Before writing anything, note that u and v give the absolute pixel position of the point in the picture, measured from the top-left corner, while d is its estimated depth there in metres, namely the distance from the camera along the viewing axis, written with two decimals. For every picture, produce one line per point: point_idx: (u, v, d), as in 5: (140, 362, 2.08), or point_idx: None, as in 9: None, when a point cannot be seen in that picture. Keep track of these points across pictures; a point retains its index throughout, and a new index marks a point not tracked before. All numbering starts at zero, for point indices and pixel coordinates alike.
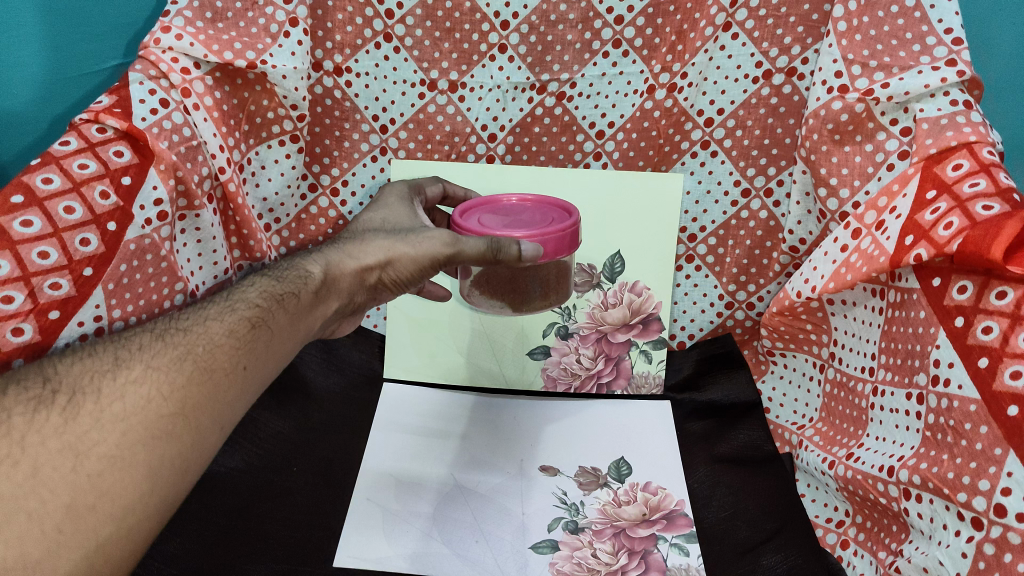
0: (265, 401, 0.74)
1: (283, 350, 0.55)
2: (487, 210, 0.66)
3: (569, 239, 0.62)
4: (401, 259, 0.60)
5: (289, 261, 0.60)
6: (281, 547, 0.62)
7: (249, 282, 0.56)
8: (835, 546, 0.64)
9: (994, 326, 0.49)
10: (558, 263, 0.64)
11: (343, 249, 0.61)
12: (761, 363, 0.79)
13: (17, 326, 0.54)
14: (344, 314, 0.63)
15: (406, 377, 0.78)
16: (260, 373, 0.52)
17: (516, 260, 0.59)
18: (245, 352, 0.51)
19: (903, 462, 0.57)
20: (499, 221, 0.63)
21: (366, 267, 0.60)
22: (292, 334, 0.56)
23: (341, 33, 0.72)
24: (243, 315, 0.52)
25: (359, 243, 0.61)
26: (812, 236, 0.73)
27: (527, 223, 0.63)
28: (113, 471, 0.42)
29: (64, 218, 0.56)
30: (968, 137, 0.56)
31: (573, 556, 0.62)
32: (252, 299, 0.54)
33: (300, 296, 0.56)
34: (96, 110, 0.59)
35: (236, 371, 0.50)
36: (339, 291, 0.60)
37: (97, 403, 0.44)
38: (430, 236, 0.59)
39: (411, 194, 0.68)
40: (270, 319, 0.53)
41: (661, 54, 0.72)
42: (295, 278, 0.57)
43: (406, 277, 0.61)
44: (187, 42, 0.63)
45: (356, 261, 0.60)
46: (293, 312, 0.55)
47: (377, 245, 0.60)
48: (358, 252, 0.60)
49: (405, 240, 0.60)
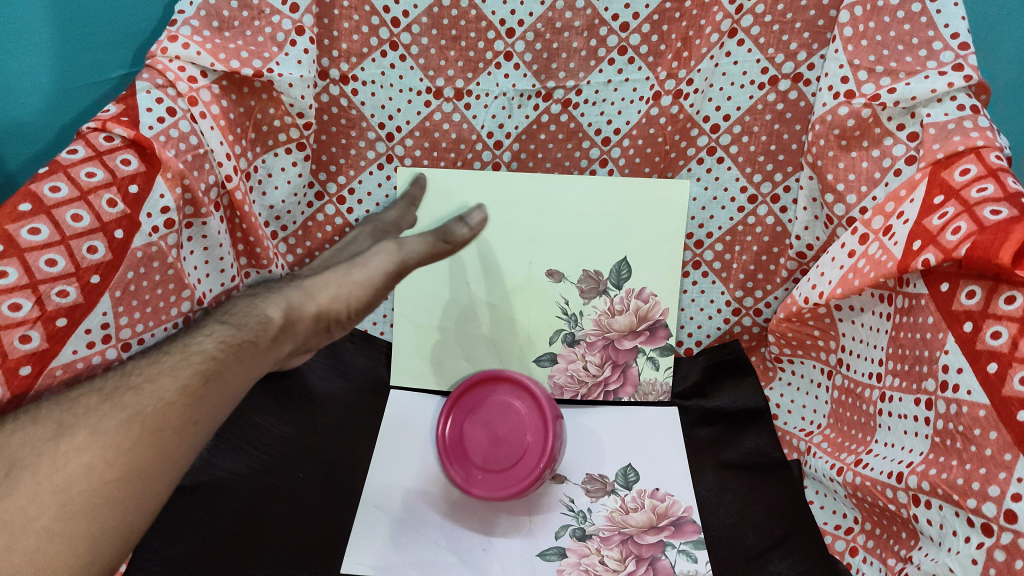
0: (266, 403, 0.71)
1: (235, 398, 0.58)
2: (493, 395, 0.70)
3: (515, 477, 0.64)
4: (354, 293, 0.65)
5: (248, 301, 0.63)
6: (283, 553, 0.63)
7: (207, 329, 0.59)
8: (843, 553, 0.64)
9: (1003, 330, 0.49)
10: (525, 479, 0.65)
11: (301, 287, 0.65)
12: (769, 370, 0.78)
13: (24, 333, 0.54)
14: (303, 350, 0.67)
15: (413, 385, 0.77)
16: (216, 418, 0.56)
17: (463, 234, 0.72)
18: (201, 403, 0.54)
19: (912, 468, 0.57)
20: (465, 451, 0.68)
21: (319, 309, 0.64)
22: (247, 379, 0.59)
23: (347, 42, 0.73)
24: (195, 368, 0.55)
25: (315, 284, 0.65)
26: (819, 242, 0.73)
27: (504, 440, 0.67)
28: (52, 544, 0.46)
29: (71, 226, 0.56)
30: (976, 142, 0.57)
31: (581, 563, 0.63)
32: (209, 349, 0.57)
33: (258, 340, 0.60)
34: (104, 119, 0.60)
35: (186, 428, 0.53)
36: (297, 333, 0.64)
37: (38, 476, 0.47)
38: (379, 259, 0.67)
39: (383, 229, 0.74)
40: (224, 370, 0.57)
41: (666, 61, 0.73)
42: (254, 326, 0.60)
43: (362, 306, 0.66)
44: (194, 51, 0.64)
45: (313, 305, 0.64)
46: (248, 362, 0.59)
47: (332, 288, 0.65)
48: (314, 295, 0.64)
49: (356, 280, 0.66)
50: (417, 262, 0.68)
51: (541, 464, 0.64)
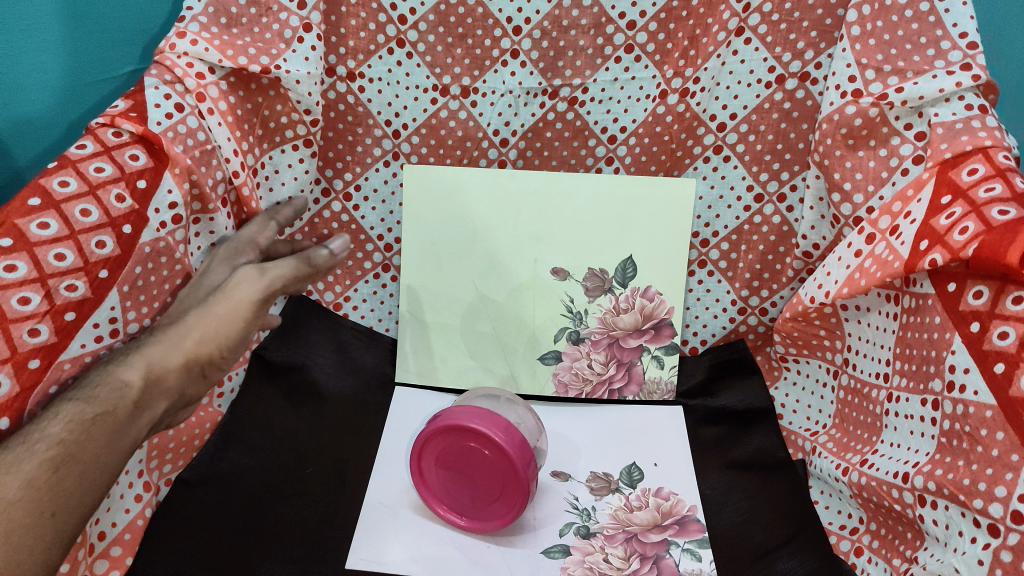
0: (277, 402, 0.74)
1: (101, 476, 0.51)
2: (451, 436, 0.62)
3: (493, 516, 0.63)
4: (225, 333, 0.58)
5: (99, 368, 0.54)
6: (294, 547, 0.62)
7: (49, 410, 0.50)
8: (849, 553, 0.63)
9: (1010, 331, 0.49)
10: (502, 515, 0.62)
11: (163, 339, 0.56)
12: (774, 369, 0.78)
13: (33, 328, 0.52)
14: (182, 404, 0.60)
15: (419, 381, 0.78)
16: (77, 507, 0.49)
17: (329, 259, 0.64)
18: (52, 495, 0.47)
19: (918, 468, 0.57)
20: (457, 502, 0.64)
21: (189, 359, 0.57)
22: (112, 454, 0.52)
23: (354, 39, 0.73)
24: (43, 457, 0.47)
25: (177, 333, 0.57)
26: (826, 241, 0.72)
27: (473, 482, 0.62)
28: None
29: (80, 221, 0.56)
30: (984, 141, 0.57)
31: (584, 561, 0.62)
32: (56, 433, 0.49)
33: (117, 411, 0.52)
34: (113, 115, 0.61)
35: (44, 522, 0.47)
36: (166, 390, 0.56)
37: None
38: (243, 287, 0.58)
39: (238, 252, 0.67)
40: (82, 450, 0.49)
41: (673, 59, 0.72)
42: (110, 393, 0.52)
43: (234, 344, 0.59)
44: (201, 47, 0.64)
45: (178, 355, 0.56)
46: (109, 434, 0.51)
47: (198, 332, 0.57)
48: (177, 343, 0.57)
49: (224, 317, 0.58)
50: (285, 285, 0.60)
51: (513, 508, 0.61)
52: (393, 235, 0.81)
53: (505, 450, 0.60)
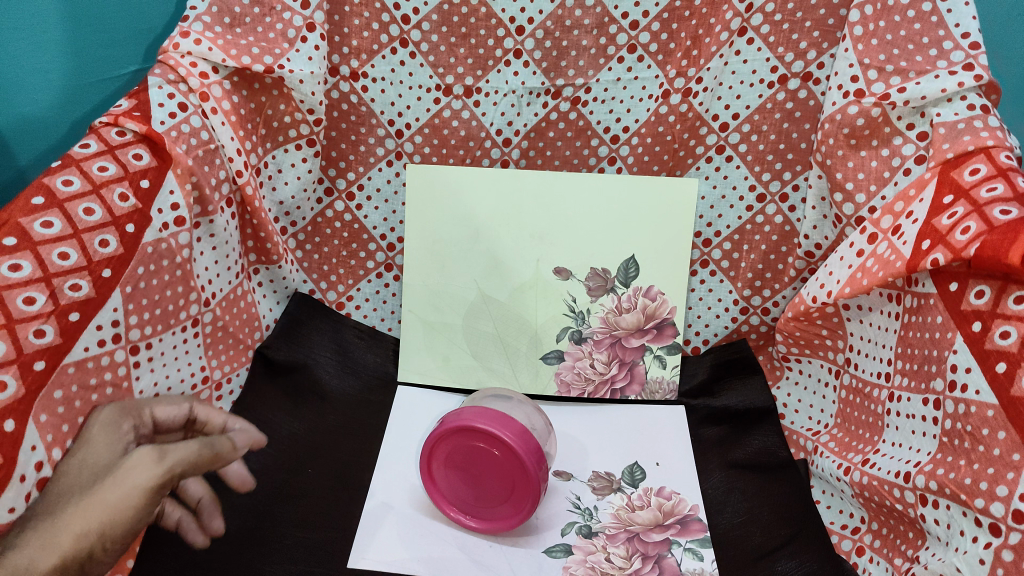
0: (279, 402, 0.73)
1: None
2: (459, 438, 0.62)
3: (502, 517, 0.63)
4: (112, 526, 0.50)
5: None
6: (298, 548, 0.62)
7: None
8: (851, 553, 0.63)
9: (1012, 330, 0.49)
10: (510, 516, 0.63)
11: (33, 536, 0.48)
12: (776, 369, 0.79)
13: (38, 328, 0.51)
14: None
15: (420, 381, 0.78)
16: None
17: (234, 449, 0.62)
18: None
19: (920, 468, 0.57)
20: (466, 502, 0.64)
21: (59, 564, 0.48)
22: None
23: (358, 38, 0.73)
24: None
25: (48, 530, 0.48)
26: (828, 241, 0.73)
27: (481, 484, 0.62)
28: None
29: (83, 220, 0.56)
30: (986, 142, 0.57)
31: (586, 560, 0.62)
32: None
33: None
34: (117, 114, 0.61)
35: None
36: None
37: None
38: (134, 475, 0.52)
39: (123, 415, 0.57)
40: None
41: (676, 59, 0.72)
42: None
43: (121, 536, 0.51)
44: (205, 47, 0.64)
45: (45, 560, 0.47)
46: None
47: (69, 531, 0.49)
48: (47, 542, 0.48)
49: (108, 507, 0.50)
50: (182, 470, 0.55)
51: (521, 509, 0.62)
52: (396, 234, 0.81)
53: (513, 451, 0.60)
